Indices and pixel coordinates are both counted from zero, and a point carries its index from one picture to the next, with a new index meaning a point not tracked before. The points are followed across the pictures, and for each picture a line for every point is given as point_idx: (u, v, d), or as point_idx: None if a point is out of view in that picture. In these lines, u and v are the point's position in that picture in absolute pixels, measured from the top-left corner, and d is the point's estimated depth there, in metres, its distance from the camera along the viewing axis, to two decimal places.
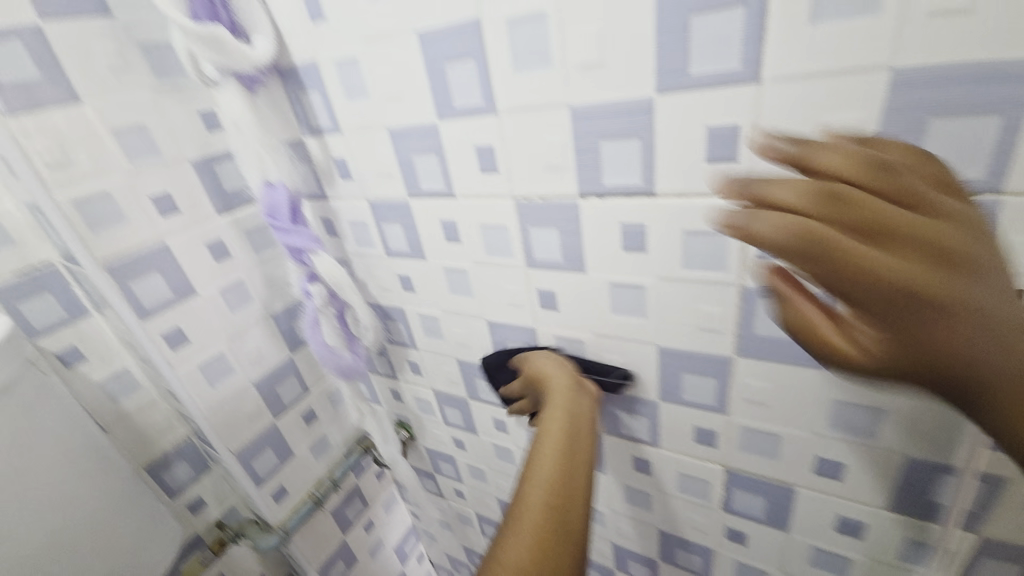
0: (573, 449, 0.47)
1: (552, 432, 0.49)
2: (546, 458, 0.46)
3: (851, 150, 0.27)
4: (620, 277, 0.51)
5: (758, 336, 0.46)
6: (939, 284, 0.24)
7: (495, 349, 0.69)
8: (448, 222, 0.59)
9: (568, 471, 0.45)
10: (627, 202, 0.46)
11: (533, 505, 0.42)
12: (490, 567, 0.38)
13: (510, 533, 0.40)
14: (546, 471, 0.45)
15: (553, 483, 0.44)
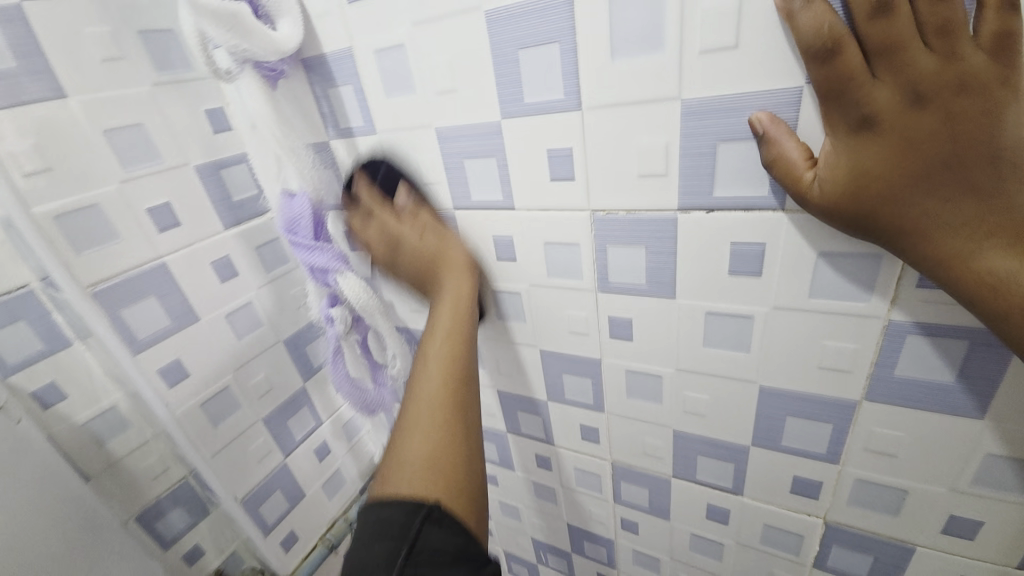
0: (460, 357, 0.46)
1: (442, 325, 0.47)
2: (442, 354, 0.45)
3: (902, 85, 0.27)
4: (723, 307, 0.43)
5: (897, 377, 0.39)
6: (873, 208, 0.30)
7: (547, 381, 0.60)
8: (503, 238, 0.51)
9: (456, 363, 0.45)
10: (747, 218, 0.38)
11: (430, 413, 0.41)
12: (393, 461, 0.39)
13: (412, 433, 0.40)
14: (434, 375, 0.44)
15: (446, 389, 0.43)
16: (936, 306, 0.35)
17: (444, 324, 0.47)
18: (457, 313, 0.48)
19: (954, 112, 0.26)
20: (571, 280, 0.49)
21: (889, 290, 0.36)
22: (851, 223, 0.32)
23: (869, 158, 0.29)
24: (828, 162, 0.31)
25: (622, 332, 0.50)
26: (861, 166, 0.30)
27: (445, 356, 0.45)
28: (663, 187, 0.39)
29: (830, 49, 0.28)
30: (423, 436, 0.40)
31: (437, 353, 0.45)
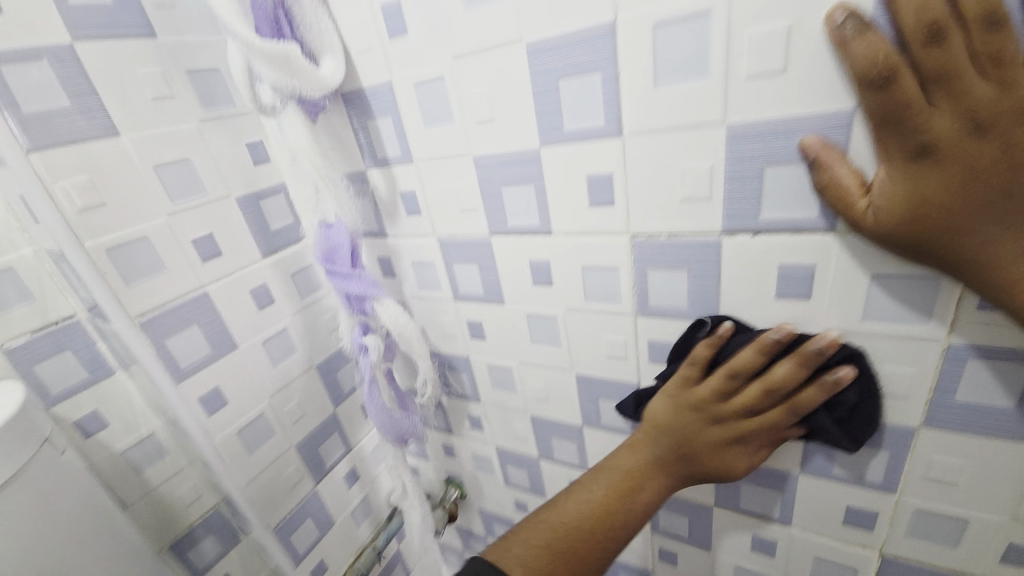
0: (671, 467, 0.44)
1: (591, 488, 0.44)
2: (608, 490, 0.43)
3: (962, 115, 0.26)
4: (770, 329, 0.42)
5: (960, 403, 0.37)
6: (937, 238, 0.29)
7: (582, 406, 0.59)
8: (538, 262, 0.51)
9: (644, 489, 0.43)
10: (794, 240, 0.37)
11: (573, 510, 0.42)
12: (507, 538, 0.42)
13: (535, 524, 0.42)
14: (591, 494, 0.43)
15: (614, 479, 0.44)
16: (1001, 329, 0.33)
17: (625, 461, 0.45)
18: (680, 415, 0.43)
19: (1013, 143, 0.26)
20: (607, 303, 0.49)
21: (947, 314, 0.35)
22: (909, 249, 0.31)
23: (927, 188, 0.28)
24: (883, 190, 0.30)
25: (662, 356, 0.49)
26: (920, 195, 0.28)
27: (596, 495, 0.43)
28: (707, 211, 0.39)
29: (886, 78, 0.27)
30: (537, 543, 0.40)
31: (580, 501, 0.43)
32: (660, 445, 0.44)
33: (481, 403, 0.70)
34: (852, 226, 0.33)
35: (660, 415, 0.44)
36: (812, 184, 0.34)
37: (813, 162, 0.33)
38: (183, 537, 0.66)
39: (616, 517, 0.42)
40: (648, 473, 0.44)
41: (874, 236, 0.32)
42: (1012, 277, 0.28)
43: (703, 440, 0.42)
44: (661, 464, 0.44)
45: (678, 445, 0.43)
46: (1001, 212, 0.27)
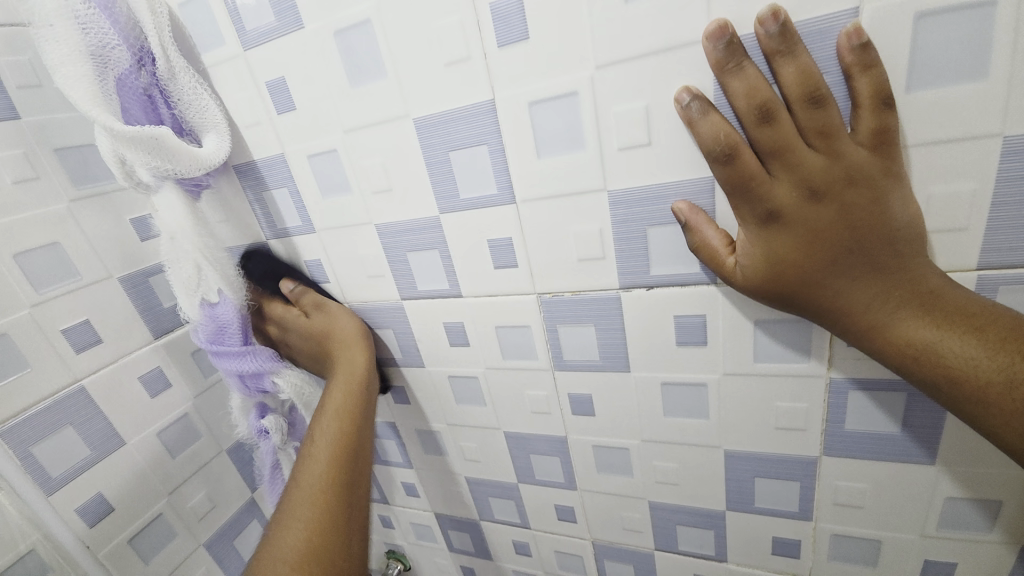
0: (344, 453, 0.46)
1: (320, 453, 0.45)
2: (327, 462, 0.45)
3: (796, 182, 0.29)
4: (676, 375, 0.43)
5: (849, 431, 0.40)
6: (796, 288, 0.31)
7: (515, 463, 0.58)
8: (453, 324, 0.50)
9: (344, 455, 0.46)
10: (684, 293, 0.39)
11: (312, 484, 0.43)
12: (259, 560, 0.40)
13: (291, 519, 0.41)
14: (321, 457, 0.45)
15: (339, 444, 0.46)
16: (870, 362, 0.36)
17: (328, 425, 0.47)
18: (347, 394, 0.48)
19: (842, 205, 0.29)
20: (525, 360, 0.49)
21: (824, 352, 0.37)
22: (777, 300, 0.33)
23: (781, 248, 0.31)
24: (745, 250, 0.32)
25: (583, 408, 0.49)
26: (775, 252, 0.31)
27: (322, 468, 0.44)
28: (603, 269, 0.40)
29: (728, 151, 0.30)
30: (302, 529, 0.41)
31: (313, 464, 0.45)
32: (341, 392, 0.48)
33: (414, 468, 0.67)
34: (727, 281, 0.35)
35: (346, 330, 0.51)
36: (688, 245, 0.35)
37: (685, 226, 0.35)
38: None
39: (347, 449, 0.46)
40: (354, 420, 0.48)
41: (746, 290, 0.34)
42: (865, 321, 0.31)
43: (349, 358, 0.50)
44: (357, 413, 0.48)
45: (342, 366, 0.50)
46: (845, 266, 0.30)
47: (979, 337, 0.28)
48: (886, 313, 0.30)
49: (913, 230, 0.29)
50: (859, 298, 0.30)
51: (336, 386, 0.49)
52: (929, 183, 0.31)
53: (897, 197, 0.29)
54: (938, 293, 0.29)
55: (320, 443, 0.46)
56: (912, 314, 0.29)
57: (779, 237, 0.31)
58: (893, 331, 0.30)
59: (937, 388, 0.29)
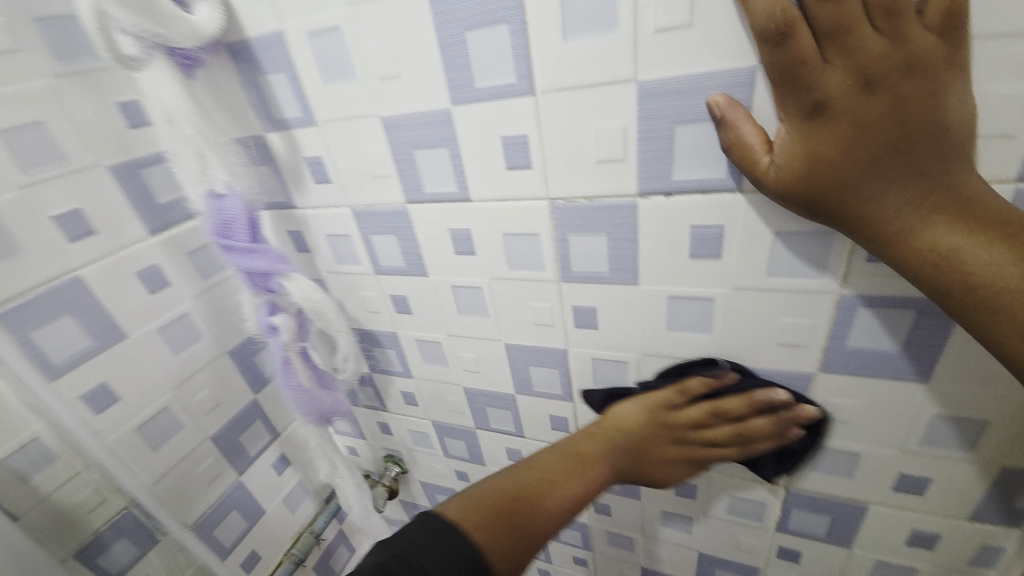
0: (595, 471, 0.43)
1: (596, 440, 0.45)
2: (590, 432, 0.46)
3: (852, 70, 0.27)
4: (685, 289, 0.43)
5: (849, 349, 0.41)
6: (831, 193, 0.30)
7: (514, 374, 0.59)
8: (459, 232, 0.49)
9: (593, 471, 0.43)
10: (704, 200, 0.37)
11: (554, 453, 0.44)
12: (483, 484, 0.41)
13: (530, 468, 0.42)
14: (579, 436, 0.46)
15: (611, 446, 0.45)
16: (883, 278, 0.36)
17: (583, 443, 0.45)
18: (648, 408, 0.46)
19: (898, 97, 0.27)
20: (532, 271, 0.48)
21: (839, 267, 0.37)
22: (808, 204, 0.31)
23: (820, 145, 0.29)
24: (782, 148, 0.30)
25: (586, 321, 0.50)
26: (816, 148, 0.29)
27: (590, 451, 0.44)
28: (621, 173, 0.38)
29: (784, 28, 0.26)
30: (524, 486, 0.40)
31: (567, 454, 0.44)
32: (631, 416, 0.46)
33: (413, 377, 0.68)
34: (757, 184, 0.33)
35: (632, 420, 0.46)
36: (719, 143, 0.34)
37: (721, 120, 0.32)
38: (90, 544, 0.57)
39: (608, 466, 0.44)
40: (602, 458, 0.44)
41: (777, 193, 0.32)
42: (893, 229, 0.29)
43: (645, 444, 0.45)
44: (610, 452, 0.45)
45: (627, 451, 0.45)
46: (887, 167, 0.28)
47: (1010, 245, 0.27)
48: (917, 220, 0.29)
49: (965, 130, 0.28)
50: (895, 203, 0.29)
51: (634, 404, 0.46)
52: (985, 82, 0.29)
53: (955, 93, 0.27)
54: (975, 198, 0.28)
55: (590, 434, 0.46)
56: (948, 223, 0.28)
57: (825, 133, 0.28)
58: (920, 239, 0.29)
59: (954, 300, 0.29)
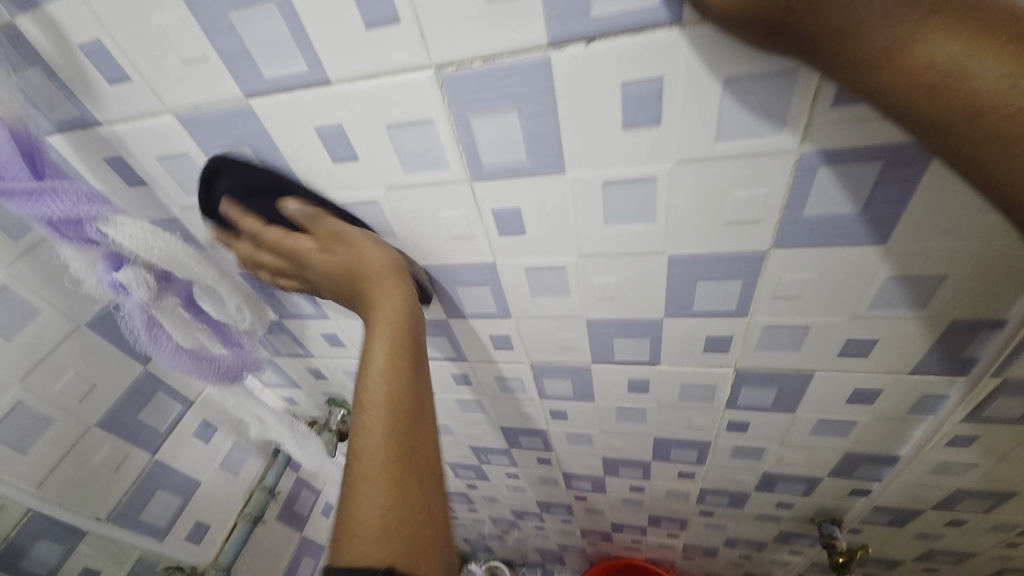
0: (406, 352, 0.38)
1: (393, 399, 0.36)
2: (389, 349, 0.38)
3: None
4: (621, 171, 0.35)
5: (806, 219, 0.35)
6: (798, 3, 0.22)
7: (441, 299, 0.52)
8: (329, 131, 0.37)
9: (401, 363, 0.37)
10: (635, 44, 0.28)
11: (378, 447, 0.34)
12: (336, 556, 0.31)
13: (362, 504, 0.32)
14: (386, 355, 0.37)
15: (382, 364, 0.37)
16: (853, 126, 0.29)
17: (382, 352, 0.38)
18: (370, 305, 0.40)
19: None
20: (433, 172, 0.38)
21: (800, 119, 0.29)
22: (768, 26, 0.23)
23: None
24: None
25: (511, 226, 0.41)
26: None
27: (401, 402, 0.36)
28: (522, 16, 0.28)
29: None
30: (373, 519, 0.32)
31: (389, 410, 0.36)
32: (391, 305, 0.39)
33: (330, 318, 0.59)
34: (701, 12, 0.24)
35: (388, 308, 0.39)
36: None
37: None
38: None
39: (407, 348, 0.38)
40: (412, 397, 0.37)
41: (729, 16, 0.23)
42: (880, 45, 0.22)
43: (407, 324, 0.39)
44: (397, 343, 0.38)
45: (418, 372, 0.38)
46: None
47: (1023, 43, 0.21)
48: (912, 27, 0.22)
49: None
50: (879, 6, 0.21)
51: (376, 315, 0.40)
52: None
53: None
54: None
55: (377, 340, 0.38)
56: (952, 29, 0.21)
57: None
58: (914, 56, 0.22)
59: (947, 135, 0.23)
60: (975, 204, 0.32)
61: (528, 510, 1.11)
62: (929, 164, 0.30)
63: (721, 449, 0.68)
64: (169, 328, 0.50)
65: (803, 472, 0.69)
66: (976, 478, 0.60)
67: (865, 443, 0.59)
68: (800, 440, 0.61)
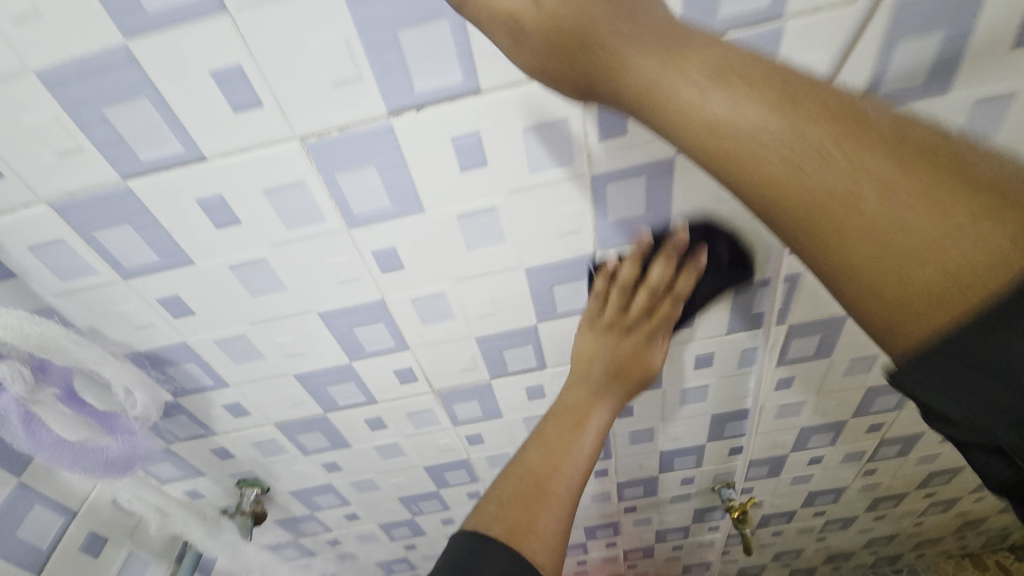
0: (582, 410, 0.50)
1: (555, 421, 0.50)
2: (574, 426, 0.49)
3: None
4: (467, 205, 0.44)
5: (614, 224, 0.47)
6: (581, 29, 0.27)
7: (340, 343, 0.56)
8: (212, 201, 0.42)
9: (575, 444, 0.48)
10: (454, 109, 0.38)
11: (546, 445, 0.47)
12: (511, 467, 0.47)
13: (517, 467, 0.46)
14: (564, 424, 0.49)
15: (590, 401, 0.51)
16: (615, 152, 0.42)
17: (573, 397, 0.51)
18: (576, 414, 0.50)
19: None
20: (312, 224, 0.44)
21: (580, 153, 0.42)
22: (578, 82, 0.29)
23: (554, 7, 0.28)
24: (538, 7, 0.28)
25: (390, 263, 0.48)
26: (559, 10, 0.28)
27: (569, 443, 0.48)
28: (362, 94, 0.37)
29: None
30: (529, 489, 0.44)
31: (558, 436, 0.48)
32: (613, 404, 0.52)
33: (229, 386, 0.59)
34: (525, 57, 0.30)
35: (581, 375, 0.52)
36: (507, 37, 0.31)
37: None
38: None
39: (569, 454, 0.47)
40: (591, 399, 0.51)
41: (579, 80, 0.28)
42: (653, 93, 0.25)
43: (623, 355, 0.51)
44: (605, 389, 0.51)
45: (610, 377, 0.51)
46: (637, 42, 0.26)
47: (807, 124, 0.22)
48: (653, 73, 0.25)
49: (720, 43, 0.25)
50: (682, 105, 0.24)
51: (564, 415, 0.50)
52: None
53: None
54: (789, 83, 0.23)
55: (560, 429, 0.49)
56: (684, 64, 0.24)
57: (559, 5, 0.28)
58: (666, 98, 0.25)
59: (704, 160, 0.25)
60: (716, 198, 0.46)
61: None
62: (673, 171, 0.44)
63: (621, 438, 0.77)
64: (49, 425, 0.49)
65: (692, 444, 0.80)
66: (808, 412, 0.76)
67: (725, 402, 0.72)
68: (677, 411, 0.73)
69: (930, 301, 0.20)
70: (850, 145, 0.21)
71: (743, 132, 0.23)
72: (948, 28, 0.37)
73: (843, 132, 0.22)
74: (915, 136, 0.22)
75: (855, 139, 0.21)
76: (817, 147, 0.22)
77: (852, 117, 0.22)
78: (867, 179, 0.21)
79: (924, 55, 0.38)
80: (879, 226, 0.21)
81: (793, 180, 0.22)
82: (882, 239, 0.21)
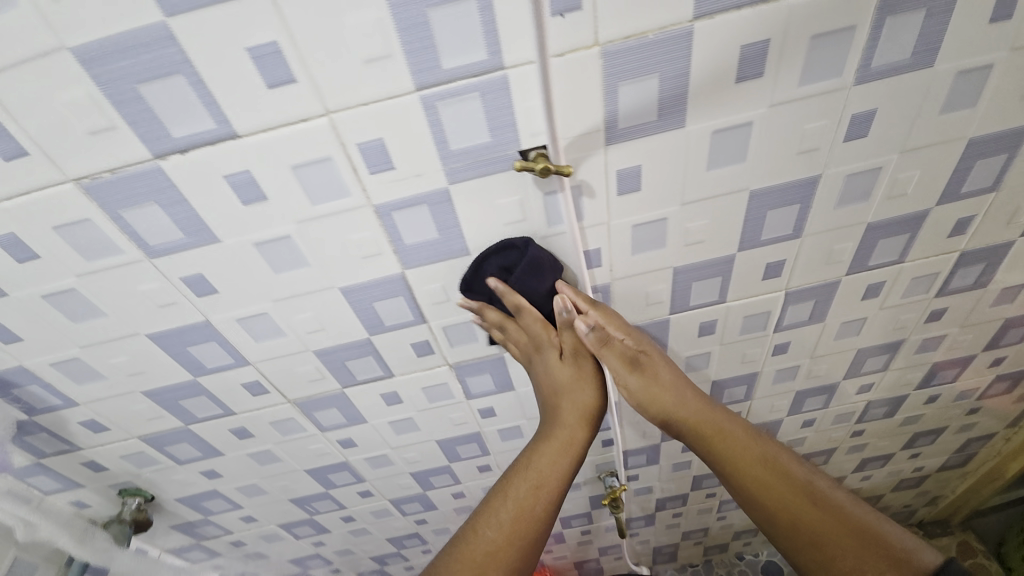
0: (550, 514, 0.55)
1: (522, 472, 0.57)
2: (524, 542, 0.53)
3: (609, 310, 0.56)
4: (261, 234, 0.47)
5: (411, 246, 0.51)
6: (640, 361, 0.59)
7: (179, 360, 0.58)
8: (4, 237, 0.45)
9: (534, 533, 0.54)
10: (218, 150, 0.41)
11: (502, 537, 0.53)
12: (482, 510, 0.55)
13: (495, 515, 0.54)
14: (523, 491, 0.55)
15: (559, 471, 0.57)
16: (389, 184, 0.45)
17: (540, 470, 0.56)
18: (541, 482, 0.56)
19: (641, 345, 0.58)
20: (112, 256, 0.47)
21: (356, 186, 0.45)
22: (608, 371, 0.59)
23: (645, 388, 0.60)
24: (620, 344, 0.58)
25: (202, 287, 0.51)
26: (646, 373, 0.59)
27: (528, 533, 0.53)
28: (123, 141, 0.40)
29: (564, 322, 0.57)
30: (496, 544, 0.52)
31: (524, 491, 0.55)
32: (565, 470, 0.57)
33: (80, 404, 0.62)
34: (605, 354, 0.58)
35: (571, 440, 0.59)
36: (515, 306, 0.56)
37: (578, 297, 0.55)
38: None
39: (528, 523, 0.54)
40: (556, 471, 0.57)
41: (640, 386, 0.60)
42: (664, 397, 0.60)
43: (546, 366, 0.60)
44: (563, 475, 0.57)
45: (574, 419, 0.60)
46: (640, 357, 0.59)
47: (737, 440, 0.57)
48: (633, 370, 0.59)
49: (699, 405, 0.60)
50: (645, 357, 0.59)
51: (524, 483, 0.56)
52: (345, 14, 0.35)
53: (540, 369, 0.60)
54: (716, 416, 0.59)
55: (531, 472, 0.56)
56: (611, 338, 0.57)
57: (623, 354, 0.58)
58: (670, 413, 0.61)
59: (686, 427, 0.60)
60: (502, 220, 0.50)
61: (386, 554, 1.11)
62: (453, 198, 0.48)
63: (493, 437, 0.81)
64: None
65: None
66: None
67: None
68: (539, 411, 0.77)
69: (841, 542, 0.50)
70: (754, 461, 0.56)
71: (734, 429, 0.58)
72: (660, 72, 0.41)
73: (766, 465, 0.56)
74: (795, 476, 0.55)
75: (758, 463, 0.56)
76: (737, 432, 0.58)
77: (776, 475, 0.55)
78: (763, 456, 0.56)
79: (647, 94, 0.42)
80: (740, 450, 0.57)
81: (747, 465, 0.56)
82: (792, 494, 0.54)
